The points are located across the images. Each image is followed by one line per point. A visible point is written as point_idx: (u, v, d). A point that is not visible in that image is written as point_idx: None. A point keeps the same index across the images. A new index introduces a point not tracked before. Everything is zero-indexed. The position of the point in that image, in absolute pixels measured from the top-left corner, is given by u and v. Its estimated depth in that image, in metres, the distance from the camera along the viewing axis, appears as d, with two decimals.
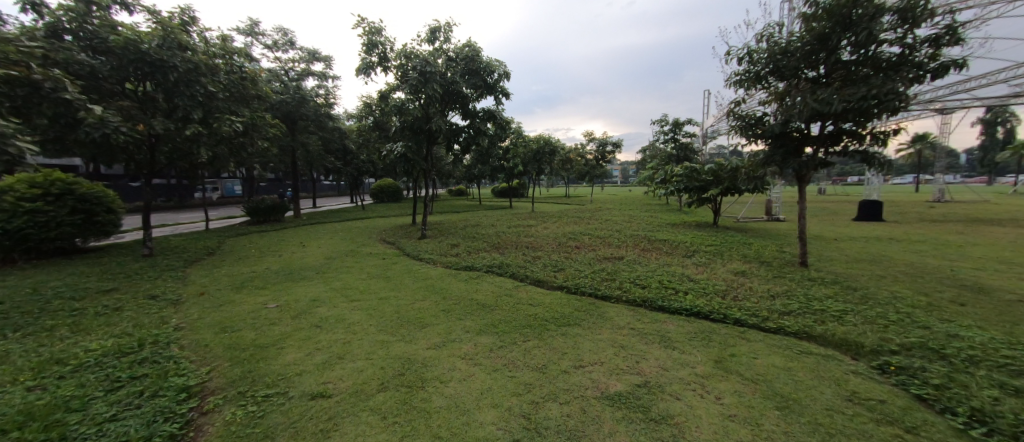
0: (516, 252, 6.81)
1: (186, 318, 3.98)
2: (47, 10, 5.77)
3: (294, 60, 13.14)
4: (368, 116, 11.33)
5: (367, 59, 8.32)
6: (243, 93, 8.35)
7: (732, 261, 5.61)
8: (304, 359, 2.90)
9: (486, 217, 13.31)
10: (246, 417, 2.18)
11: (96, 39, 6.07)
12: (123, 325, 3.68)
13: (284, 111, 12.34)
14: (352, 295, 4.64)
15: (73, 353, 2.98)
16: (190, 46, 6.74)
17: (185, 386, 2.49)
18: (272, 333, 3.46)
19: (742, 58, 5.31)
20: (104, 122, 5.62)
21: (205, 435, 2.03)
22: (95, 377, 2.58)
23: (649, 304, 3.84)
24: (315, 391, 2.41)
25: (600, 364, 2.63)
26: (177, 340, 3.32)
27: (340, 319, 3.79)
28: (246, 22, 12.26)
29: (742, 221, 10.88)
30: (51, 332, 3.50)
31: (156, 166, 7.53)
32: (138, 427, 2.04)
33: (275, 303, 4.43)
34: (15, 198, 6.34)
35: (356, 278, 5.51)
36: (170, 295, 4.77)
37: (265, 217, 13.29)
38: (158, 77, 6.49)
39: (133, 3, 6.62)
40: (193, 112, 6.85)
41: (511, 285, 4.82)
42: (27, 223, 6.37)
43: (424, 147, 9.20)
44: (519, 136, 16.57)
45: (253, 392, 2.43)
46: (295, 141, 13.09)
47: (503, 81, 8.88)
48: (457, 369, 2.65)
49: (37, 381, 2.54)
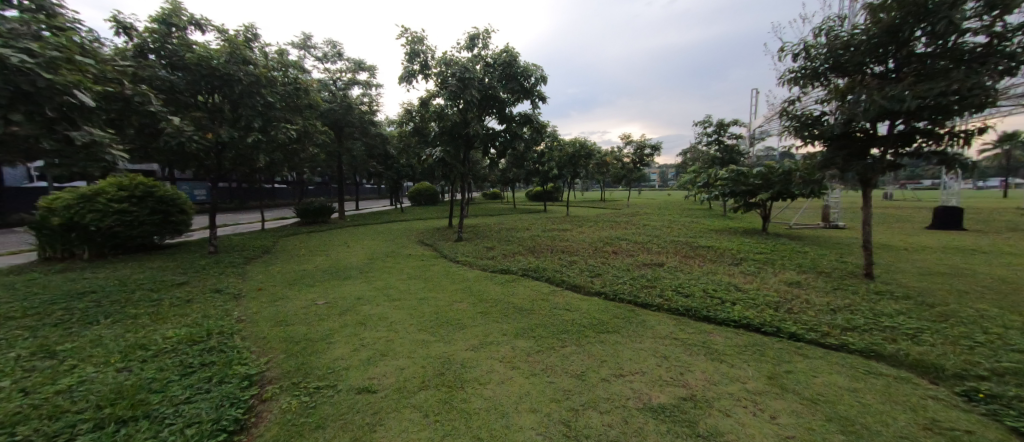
0: (551, 255, 6.78)
1: (246, 311, 4.31)
2: (136, 32, 6.52)
3: (342, 70, 13.93)
4: (408, 122, 11.76)
5: (409, 67, 8.66)
6: (297, 103, 8.95)
7: (785, 271, 5.24)
8: (351, 354, 3.05)
9: (521, 221, 13.33)
10: (300, 407, 2.32)
11: (175, 57, 6.76)
12: (193, 315, 4.05)
13: (332, 118, 13.09)
14: (393, 294, 4.82)
15: (154, 339, 3.32)
16: (252, 61, 7.31)
17: (247, 374, 2.70)
18: (322, 328, 3.67)
19: (798, 54, 4.99)
20: (180, 132, 6.24)
21: (265, 421, 2.18)
22: (172, 362, 2.86)
23: (693, 314, 3.68)
24: (361, 386, 2.52)
25: (642, 374, 2.55)
26: (239, 331, 3.61)
27: (383, 317, 3.94)
28: (300, 36, 13.17)
29: (795, 228, 10.14)
30: (135, 320, 3.93)
31: (222, 171, 8.24)
32: (208, 410, 2.23)
33: (324, 299, 4.70)
34: (107, 200, 7.18)
35: (396, 278, 5.70)
36: (233, 289, 5.19)
37: (314, 219, 14.14)
38: (226, 90, 7.12)
39: (205, 23, 7.32)
40: (254, 121, 7.44)
41: (547, 289, 4.79)
42: (115, 221, 7.19)
43: (462, 151, 9.41)
44: (555, 139, 16.48)
45: (305, 384, 2.59)
46: (342, 147, 13.81)
47: (540, 85, 8.91)
48: (495, 372, 2.67)
49: (125, 363, 2.85)
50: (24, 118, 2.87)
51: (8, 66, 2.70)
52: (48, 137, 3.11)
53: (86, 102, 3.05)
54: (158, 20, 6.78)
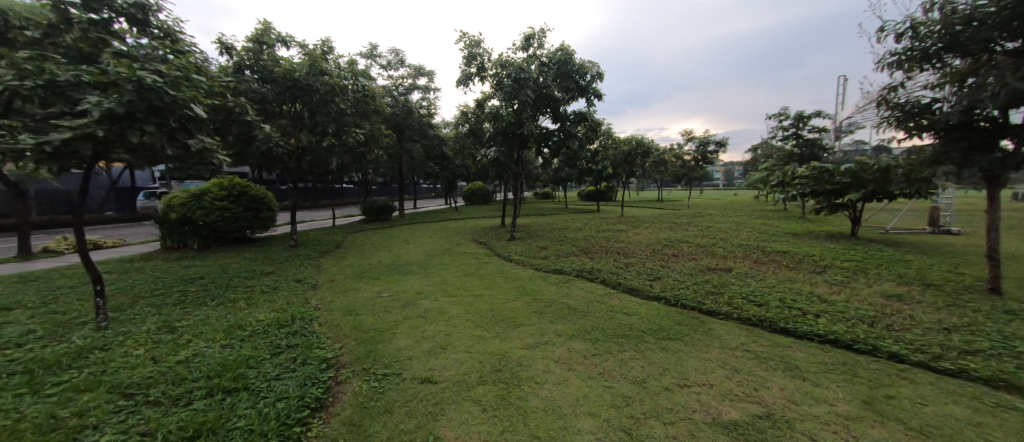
0: (606, 257, 6.60)
1: (322, 299, 4.74)
2: (235, 52, 7.45)
3: (404, 76, 14.75)
4: (464, 124, 12.15)
5: (467, 70, 8.92)
6: (365, 108, 9.64)
7: (881, 282, 4.60)
8: (413, 345, 3.23)
9: (573, 221, 13.13)
10: (370, 391, 2.49)
11: (265, 71, 7.62)
12: (279, 302, 4.55)
13: (395, 122, 13.91)
14: (450, 290, 5.00)
15: (249, 321, 3.77)
16: (328, 71, 7.98)
17: (324, 358, 2.96)
18: (387, 319, 3.92)
19: (902, 33, 4.36)
20: (270, 138, 7.03)
21: (341, 402, 2.38)
22: (264, 342, 3.24)
23: (769, 325, 3.37)
24: (423, 376, 2.65)
25: (709, 386, 2.39)
26: (317, 318, 3.98)
27: (441, 312, 4.11)
28: (367, 46, 14.17)
29: (892, 233, 8.85)
30: (234, 303, 4.50)
31: (301, 172, 9.13)
32: (294, 387, 2.47)
33: (388, 292, 5.01)
34: (212, 198, 8.31)
35: (453, 275, 5.91)
36: (310, 280, 5.74)
37: (377, 216, 15.13)
38: (306, 99, 7.87)
39: (290, 40, 8.16)
40: (329, 127, 8.14)
41: (603, 291, 4.68)
42: (218, 217, 8.28)
43: (516, 151, 9.49)
44: (610, 137, 16.00)
45: (374, 370, 2.79)
46: (402, 149, 14.61)
47: (596, 83, 8.72)
48: (551, 372, 2.66)
49: (228, 340, 3.28)
50: (155, 129, 3.48)
51: (144, 86, 3.26)
52: (171, 144, 3.78)
53: (197, 113, 3.61)
54: (252, 39, 7.70)
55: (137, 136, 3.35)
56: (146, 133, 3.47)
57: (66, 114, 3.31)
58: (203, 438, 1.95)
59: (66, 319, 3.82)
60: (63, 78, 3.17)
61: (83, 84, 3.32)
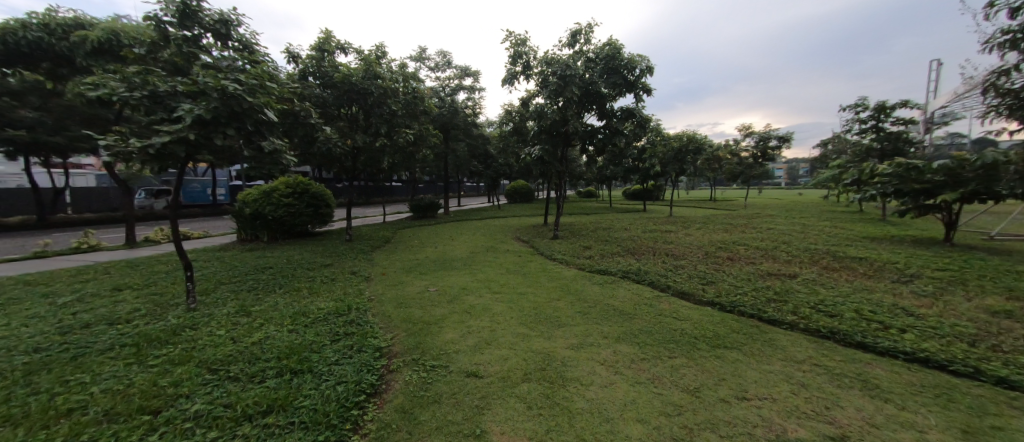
0: (653, 258, 6.33)
1: (374, 292, 5.01)
2: (301, 60, 8.07)
3: (451, 77, 15.14)
4: (509, 122, 12.24)
5: (512, 69, 8.95)
6: (415, 109, 10.02)
7: (984, 295, 3.99)
8: (459, 339, 3.31)
9: (618, 220, 12.76)
10: (419, 381, 2.60)
11: (326, 77, 8.17)
12: (337, 292, 4.87)
13: (442, 122, 14.33)
14: (494, 287, 5.06)
15: (311, 309, 4.08)
16: (381, 75, 8.40)
17: (378, 346, 3.13)
18: (434, 313, 4.06)
19: (1017, 8, 3.75)
20: (329, 139, 7.54)
21: (393, 389, 2.50)
22: (324, 329, 3.48)
23: (842, 338, 3.06)
24: (469, 370, 2.71)
25: (771, 401, 2.22)
26: (369, 309, 4.21)
27: (486, 308, 4.17)
28: (417, 50, 14.72)
29: (998, 239, 7.64)
30: (298, 292, 4.89)
31: (356, 171, 9.68)
32: (352, 373, 2.64)
33: (435, 287, 5.18)
34: (279, 195, 9.09)
35: (497, 272, 5.98)
36: (364, 272, 6.08)
37: (424, 213, 15.69)
38: (362, 102, 8.35)
39: (348, 46, 8.69)
40: (382, 128, 8.57)
41: (651, 294, 4.50)
42: (284, 212, 9.03)
43: (560, 149, 9.38)
44: (658, 134, 15.34)
45: (423, 361, 2.90)
46: (449, 148, 15.03)
47: (645, 77, 8.39)
48: (597, 374, 2.61)
49: (293, 326, 3.57)
50: (235, 132, 3.87)
51: (227, 94, 3.64)
52: (248, 145, 4.18)
53: (269, 117, 3.95)
54: (315, 47, 8.31)
55: (220, 138, 3.74)
56: (228, 136, 3.86)
57: (165, 120, 3.76)
58: (275, 412, 2.13)
59: (161, 300, 4.36)
60: (163, 89, 3.61)
61: (178, 93, 3.75)
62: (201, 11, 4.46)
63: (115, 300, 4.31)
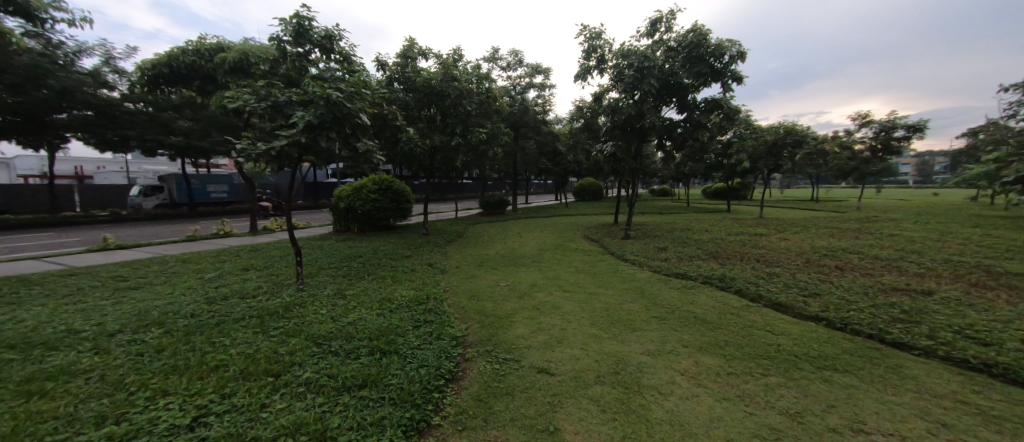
0: (741, 264, 5.74)
1: (450, 283, 5.30)
2: (388, 67, 8.79)
3: (521, 76, 15.31)
4: (580, 119, 12.02)
5: (586, 64, 8.74)
6: (488, 108, 10.32)
7: None
8: (530, 335, 3.35)
9: (698, 221, 11.82)
10: (492, 372, 2.68)
11: (409, 81, 8.78)
12: (417, 282, 5.25)
13: (512, 120, 14.58)
14: (564, 285, 5.02)
15: (394, 296, 4.45)
16: (457, 76, 8.79)
17: (454, 335, 3.30)
18: (505, 307, 4.16)
19: None
20: (411, 139, 8.11)
21: (469, 377, 2.62)
22: (407, 315, 3.77)
23: (1001, 374, 2.47)
24: (541, 367, 2.73)
25: (899, 438, 1.88)
26: (446, 300, 4.46)
27: (555, 306, 4.16)
28: (490, 51, 15.13)
29: None
30: (384, 279, 5.37)
31: (433, 169, 10.28)
32: (432, 358, 2.83)
33: (505, 282, 5.30)
34: (368, 191, 10.05)
35: (566, 270, 5.94)
36: (440, 265, 6.46)
37: (493, 210, 16.15)
38: (440, 103, 8.83)
39: (428, 51, 9.23)
40: (457, 128, 8.99)
41: (739, 303, 4.11)
42: (371, 207, 9.95)
43: (635, 145, 8.94)
44: (747, 126, 13.84)
45: (496, 353, 2.99)
46: (518, 146, 15.25)
47: (735, 64, 7.63)
48: (677, 384, 2.45)
49: (380, 310, 3.93)
50: (336, 135, 4.35)
51: (331, 101, 4.11)
52: (347, 147, 4.67)
53: (363, 121, 4.38)
54: (401, 55, 8.98)
55: (324, 141, 4.23)
56: (330, 139, 4.35)
57: (283, 126, 4.37)
58: (368, 387, 2.36)
59: (278, 280, 5.10)
60: (282, 99, 4.19)
61: (293, 102, 4.32)
62: (311, 29, 5.08)
63: (244, 279, 5.15)
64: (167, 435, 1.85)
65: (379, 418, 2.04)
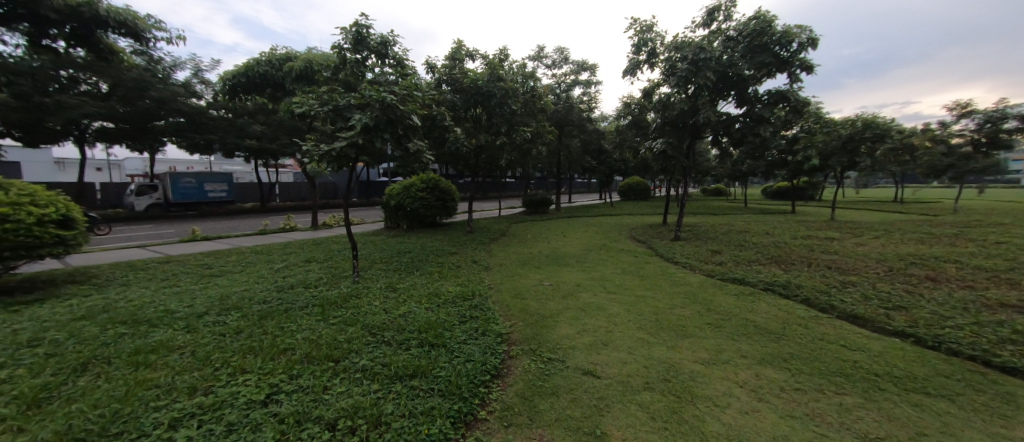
0: (807, 271, 5.26)
1: (493, 281, 5.37)
2: (436, 69, 9.07)
3: (567, 73, 15.12)
4: (628, 115, 11.65)
5: (636, 58, 8.44)
6: (533, 107, 10.32)
7: None
8: (575, 335, 3.31)
9: (757, 222, 10.99)
10: (537, 371, 2.69)
11: (456, 82, 9.01)
12: (462, 278, 5.38)
13: (557, 119, 14.47)
14: (610, 287, 4.90)
15: (441, 291, 4.60)
16: (503, 76, 8.87)
17: (499, 332, 3.34)
18: (549, 306, 4.15)
19: None
20: (457, 139, 8.33)
21: (515, 375, 2.63)
22: (453, 311, 3.87)
23: None
24: (587, 368, 2.69)
25: None
26: (490, 297, 4.53)
27: (600, 307, 4.06)
28: (535, 49, 15.10)
29: None
30: (432, 275, 5.57)
31: (478, 168, 10.47)
32: (478, 353, 2.88)
33: (549, 281, 5.29)
34: (417, 189, 10.47)
35: (611, 271, 5.79)
36: (484, 262, 6.58)
37: (536, 209, 16.15)
38: (486, 103, 8.97)
39: (475, 53, 9.40)
40: (503, 127, 9.07)
41: (806, 312, 3.77)
42: (419, 204, 10.35)
43: (687, 142, 8.48)
44: (817, 119, 12.62)
45: (540, 352, 2.99)
46: (562, 144, 15.11)
47: (804, 51, 6.99)
48: (735, 396, 2.30)
49: (428, 304, 4.07)
50: (390, 136, 4.57)
51: (386, 104, 4.34)
52: (398, 147, 4.90)
53: (415, 122, 4.56)
54: (449, 57, 9.22)
55: (379, 142, 4.46)
56: (384, 140, 4.58)
57: (342, 129, 4.67)
58: (419, 377, 2.46)
59: (337, 272, 5.49)
60: (342, 103, 4.47)
61: (352, 106, 4.60)
62: (368, 36, 5.37)
63: (307, 269, 5.59)
64: (246, 408, 2.06)
65: (429, 408, 2.11)
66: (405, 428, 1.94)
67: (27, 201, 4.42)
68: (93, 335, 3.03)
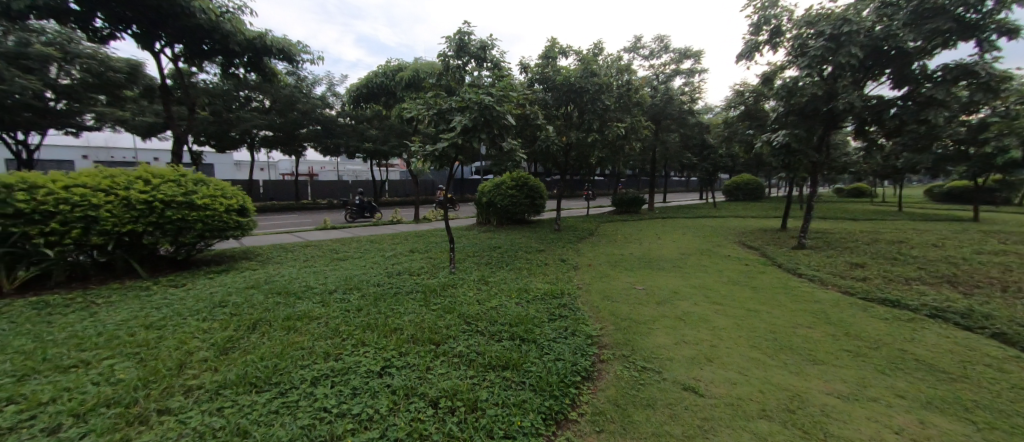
0: (1002, 298, 4.01)
1: (582, 280, 5.28)
2: (530, 69, 9.22)
3: (667, 63, 14.06)
4: (740, 105, 10.36)
5: (754, 40, 7.43)
6: (627, 101, 9.84)
7: None
8: (673, 346, 3.06)
9: (917, 230, 8.81)
10: (631, 379, 2.55)
11: (549, 81, 9.04)
12: (550, 275, 5.41)
13: (654, 112, 13.57)
14: (713, 296, 4.44)
15: (531, 288, 4.67)
16: (597, 71, 8.65)
17: (589, 334, 3.26)
18: (643, 312, 3.92)
19: None
20: (549, 137, 8.38)
21: (606, 380, 2.54)
22: (542, 308, 3.89)
23: None
24: (687, 384, 2.46)
25: None
26: (580, 297, 4.45)
27: (703, 318, 3.69)
28: (632, 40, 14.35)
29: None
30: (521, 270, 5.73)
31: (568, 166, 10.38)
32: (569, 353, 2.86)
33: (643, 285, 5.00)
34: (507, 186, 10.82)
35: (715, 279, 5.23)
36: (573, 261, 6.51)
37: (627, 208, 15.36)
38: (578, 100, 8.83)
39: (569, 49, 9.32)
40: (594, 123, 8.83)
41: (997, 351, 2.90)
42: (509, 201, 10.69)
43: (818, 133, 7.18)
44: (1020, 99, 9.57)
45: (634, 359, 2.84)
46: (659, 140, 14.14)
47: (1002, 11, 5.37)
48: None
49: (518, 299, 4.17)
50: (486, 136, 4.81)
51: (484, 106, 4.57)
52: (494, 147, 5.12)
53: (510, 121, 4.71)
54: (543, 56, 9.25)
55: (477, 142, 4.72)
56: (481, 140, 4.83)
57: (444, 131, 5.04)
58: (511, 369, 2.54)
59: (436, 262, 5.98)
60: (445, 107, 4.81)
61: (454, 109, 4.94)
62: (470, 42, 5.71)
63: (412, 258, 6.21)
64: (366, 376, 2.37)
65: (521, 401, 2.16)
66: (499, 417, 2.02)
67: (220, 194, 5.73)
68: (259, 302, 3.81)
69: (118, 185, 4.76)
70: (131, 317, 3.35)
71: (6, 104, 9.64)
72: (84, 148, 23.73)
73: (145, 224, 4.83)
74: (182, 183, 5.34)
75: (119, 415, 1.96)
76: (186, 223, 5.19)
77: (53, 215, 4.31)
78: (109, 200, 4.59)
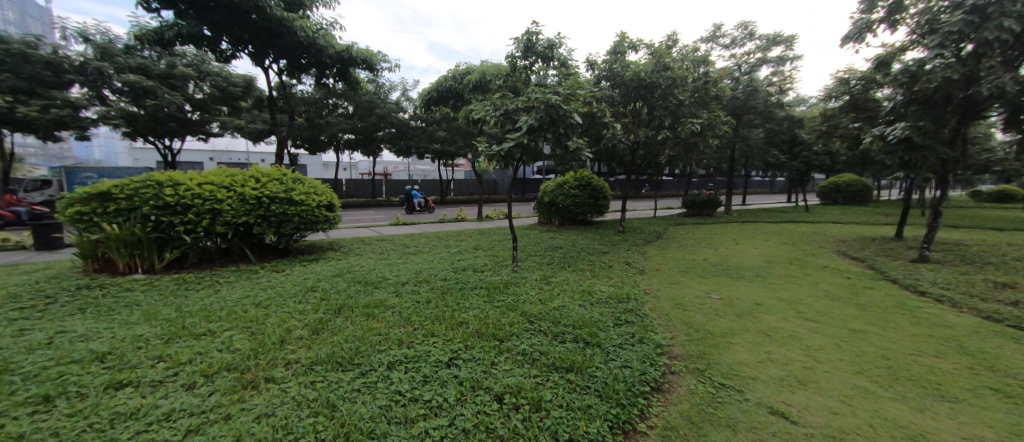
0: None
1: (650, 286, 5.01)
2: (597, 65, 8.96)
3: (751, 51, 12.76)
4: (843, 95, 9.03)
5: (866, 20, 6.42)
6: (704, 95, 9.12)
7: None
8: (759, 364, 2.76)
9: None
10: (707, 395, 2.35)
11: (616, 77, 8.72)
12: (615, 279, 5.22)
13: (734, 107, 12.43)
14: (806, 311, 3.93)
15: (595, 290, 4.54)
16: (669, 64, 8.14)
17: (658, 343, 3.08)
18: (721, 324, 3.60)
19: None
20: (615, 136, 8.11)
21: (678, 393, 2.38)
22: (607, 312, 3.77)
23: None
24: (774, 407, 2.21)
25: None
26: (648, 303, 4.23)
27: (794, 336, 3.29)
28: (710, 29, 13.26)
29: None
30: (585, 271, 5.60)
31: (634, 166, 9.95)
32: (637, 360, 2.73)
33: (720, 295, 4.60)
34: (570, 186, 10.67)
35: (808, 292, 4.62)
36: (639, 264, 6.21)
37: (700, 211, 14.26)
38: (648, 95, 8.40)
39: (640, 43, 8.90)
40: (666, 120, 8.34)
41: None
42: (571, 201, 10.51)
43: (951, 125, 5.98)
44: None
45: (711, 374, 2.62)
46: (738, 136, 12.92)
47: None
48: None
49: (581, 301, 4.08)
50: (552, 136, 4.79)
51: (550, 105, 4.55)
52: (559, 146, 5.07)
53: (576, 120, 4.63)
54: (610, 52, 8.95)
55: (542, 141, 4.71)
56: (547, 139, 4.81)
57: (511, 132, 5.11)
58: (574, 372, 2.50)
59: (499, 260, 6.10)
60: (511, 107, 4.86)
61: (522, 109, 4.98)
62: (537, 42, 5.72)
63: (476, 255, 6.41)
64: (436, 365, 2.49)
65: (586, 405, 2.11)
66: (564, 419, 1.99)
67: (313, 192, 6.45)
68: (343, 289, 4.20)
69: (236, 183, 5.58)
70: (244, 296, 3.91)
71: (159, 116, 11.83)
72: (210, 152, 28.30)
73: (255, 216, 5.59)
74: (284, 182, 6.10)
75: (236, 379, 2.29)
76: (285, 216, 5.91)
77: (190, 207, 5.18)
78: (229, 196, 5.40)
